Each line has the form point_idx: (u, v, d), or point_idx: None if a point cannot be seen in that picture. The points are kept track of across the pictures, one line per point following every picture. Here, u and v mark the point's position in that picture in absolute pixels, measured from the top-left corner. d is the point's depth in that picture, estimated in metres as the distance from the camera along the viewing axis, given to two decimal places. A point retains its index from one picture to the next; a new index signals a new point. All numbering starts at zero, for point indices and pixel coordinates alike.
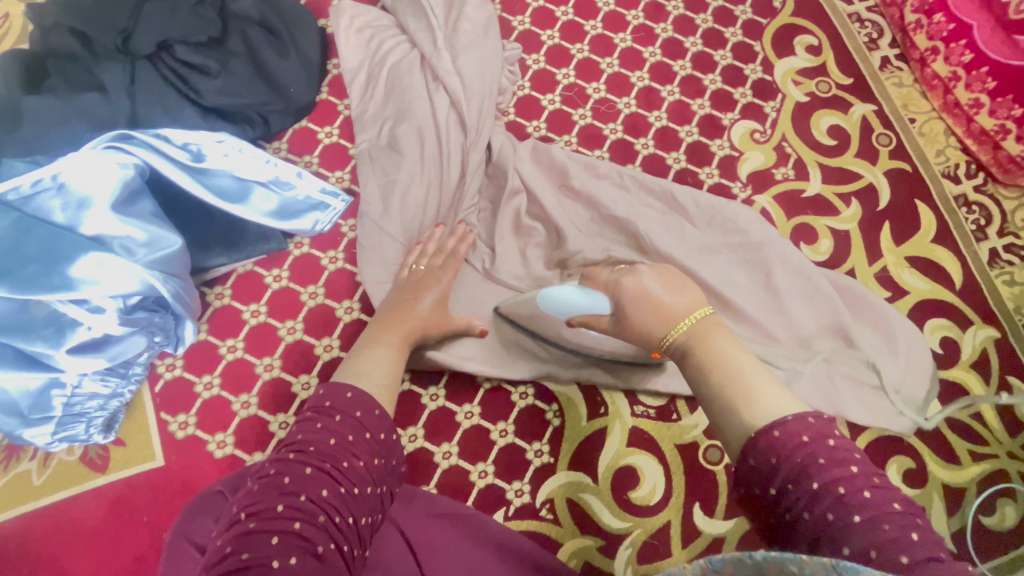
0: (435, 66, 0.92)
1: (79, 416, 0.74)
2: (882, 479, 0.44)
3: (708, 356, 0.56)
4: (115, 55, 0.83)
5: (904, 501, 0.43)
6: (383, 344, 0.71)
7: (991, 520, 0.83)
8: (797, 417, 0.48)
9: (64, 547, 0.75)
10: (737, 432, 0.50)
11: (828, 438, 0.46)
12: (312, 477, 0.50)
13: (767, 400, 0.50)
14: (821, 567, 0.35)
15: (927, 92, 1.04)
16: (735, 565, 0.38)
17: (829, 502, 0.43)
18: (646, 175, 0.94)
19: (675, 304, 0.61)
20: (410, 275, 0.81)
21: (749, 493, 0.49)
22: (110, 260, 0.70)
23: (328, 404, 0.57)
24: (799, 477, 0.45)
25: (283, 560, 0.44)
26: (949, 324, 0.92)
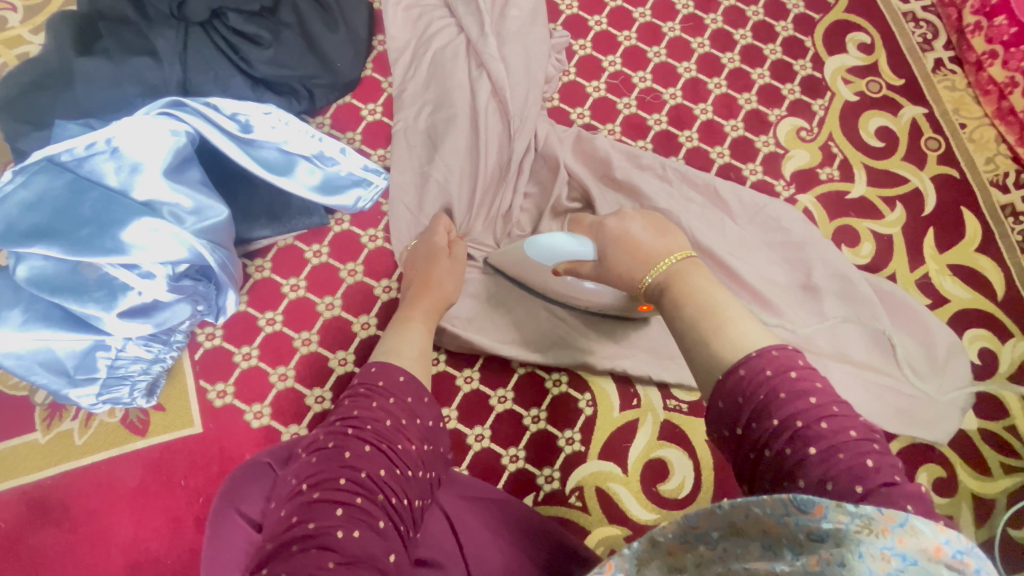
0: (480, 52, 0.90)
1: (123, 378, 0.75)
2: (841, 407, 0.44)
3: (685, 292, 0.55)
4: (168, 21, 0.82)
5: (861, 428, 0.43)
6: (416, 320, 0.71)
7: (1020, 534, 0.83)
8: (760, 352, 0.46)
9: (103, 506, 0.76)
10: (708, 369, 0.49)
11: (791, 370, 0.45)
12: (370, 455, 0.52)
13: (736, 331, 0.49)
14: (780, 505, 0.37)
15: (980, 97, 1.02)
16: (707, 518, 0.39)
17: (787, 437, 0.43)
18: (688, 168, 0.93)
19: (655, 246, 0.61)
20: (425, 245, 0.81)
21: (717, 435, 0.48)
22: (161, 226, 0.70)
23: (382, 383, 0.58)
24: (762, 414, 0.44)
25: (346, 531, 0.46)
26: (989, 335, 0.91)
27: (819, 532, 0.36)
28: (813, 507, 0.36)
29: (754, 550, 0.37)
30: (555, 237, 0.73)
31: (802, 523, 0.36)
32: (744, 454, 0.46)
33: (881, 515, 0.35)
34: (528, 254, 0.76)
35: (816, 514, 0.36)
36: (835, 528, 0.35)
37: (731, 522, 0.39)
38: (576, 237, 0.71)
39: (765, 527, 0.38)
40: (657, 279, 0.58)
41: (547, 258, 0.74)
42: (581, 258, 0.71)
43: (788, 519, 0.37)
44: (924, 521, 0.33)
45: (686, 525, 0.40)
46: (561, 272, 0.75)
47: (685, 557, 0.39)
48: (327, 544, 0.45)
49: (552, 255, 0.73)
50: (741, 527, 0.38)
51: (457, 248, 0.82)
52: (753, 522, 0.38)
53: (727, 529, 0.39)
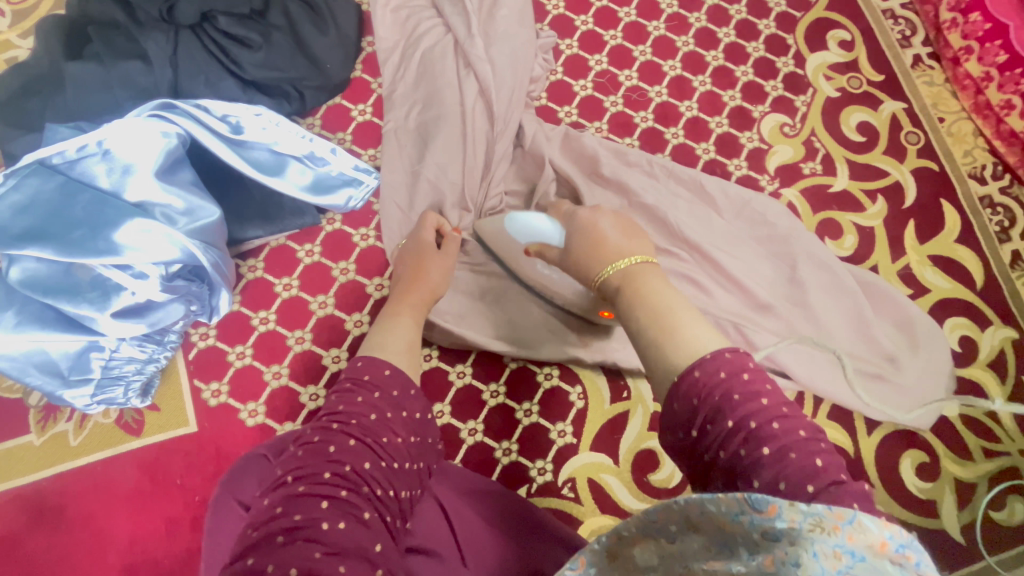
0: (467, 52, 0.91)
1: (117, 378, 0.76)
2: (790, 408, 0.46)
3: (641, 295, 0.57)
4: (158, 24, 0.83)
5: (809, 428, 0.45)
6: (404, 315, 0.72)
7: (1000, 515, 0.85)
8: (712, 354, 0.48)
9: (100, 507, 0.77)
10: (663, 372, 0.50)
11: (742, 372, 0.47)
12: (355, 448, 0.53)
13: (689, 334, 0.51)
14: (735, 503, 0.39)
15: (957, 92, 1.04)
16: (666, 512, 0.41)
17: (742, 439, 0.44)
18: (675, 165, 0.95)
19: (620, 246, 0.65)
20: (413, 243, 0.82)
21: (671, 437, 0.50)
22: (154, 227, 0.71)
23: (368, 377, 0.59)
24: (716, 416, 0.46)
25: (332, 522, 0.46)
26: (968, 323, 0.94)
27: (773, 531, 0.38)
28: (766, 505, 0.38)
29: (709, 547, 0.39)
30: (532, 216, 0.79)
31: (756, 521, 0.38)
32: (699, 456, 0.48)
33: (831, 513, 0.37)
34: (506, 229, 0.82)
35: (769, 513, 0.38)
36: (788, 526, 0.37)
37: (688, 518, 0.40)
38: (549, 220, 0.77)
39: (721, 524, 0.39)
40: (614, 277, 0.61)
41: (521, 236, 0.80)
42: (550, 242, 0.76)
43: (743, 517, 0.39)
44: (870, 518, 0.36)
45: (647, 519, 0.41)
46: (532, 254, 0.80)
47: (647, 548, 0.41)
48: (314, 536, 0.45)
49: (526, 234, 0.79)
50: (698, 524, 0.40)
51: (448, 243, 0.83)
52: (709, 519, 0.40)
53: (685, 524, 0.41)
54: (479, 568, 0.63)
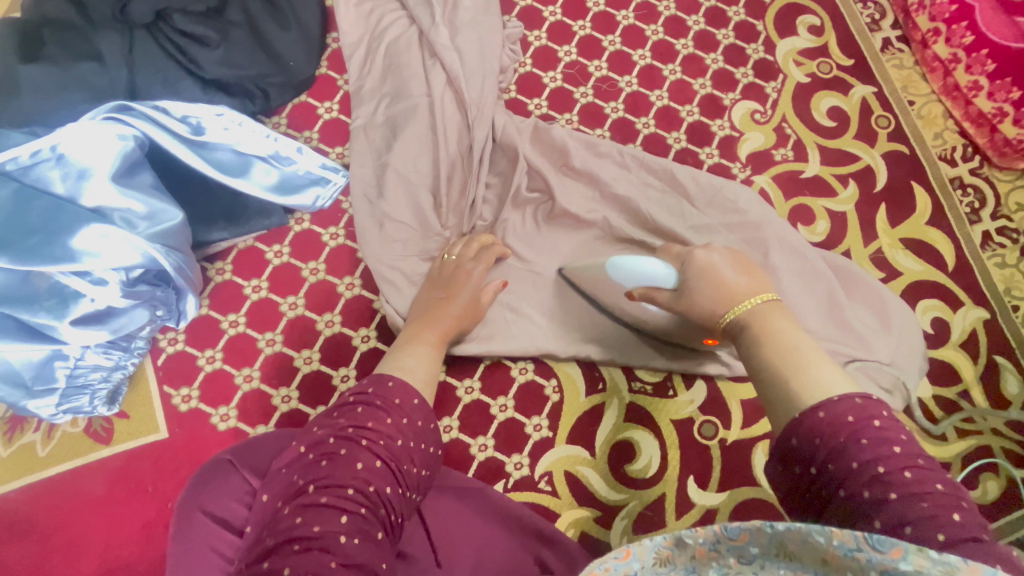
0: (433, 42, 0.90)
1: (83, 387, 0.75)
2: (928, 460, 0.43)
3: (768, 334, 0.57)
4: (112, 24, 0.81)
5: (948, 482, 0.42)
6: (424, 342, 0.73)
7: (974, 493, 0.86)
8: (840, 397, 0.47)
9: (71, 517, 0.76)
10: (784, 406, 0.50)
11: (874, 419, 0.46)
12: (380, 471, 0.53)
13: (818, 376, 0.50)
14: (852, 539, 0.36)
15: (927, 75, 1.05)
16: (754, 534, 0.39)
17: (866, 480, 0.43)
18: (646, 154, 0.94)
19: (740, 286, 0.63)
20: (440, 266, 0.82)
21: (785, 466, 0.49)
22: (112, 232, 0.70)
23: (398, 401, 0.59)
24: (839, 455, 0.45)
25: (349, 537, 0.46)
26: (940, 305, 0.94)
27: (894, 572, 0.34)
28: (889, 547, 0.35)
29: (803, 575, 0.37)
30: (644, 258, 0.72)
31: (876, 560, 0.35)
32: (814, 492, 0.47)
33: (967, 566, 0.32)
34: (610, 268, 0.75)
35: (893, 555, 0.34)
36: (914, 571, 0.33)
37: (781, 543, 0.38)
38: (666, 265, 0.71)
39: (826, 557, 0.37)
40: (737, 317, 0.61)
41: (629, 279, 0.74)
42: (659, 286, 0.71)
43: (859, 554, 0.35)
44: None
45: (725, 537, 0.39)
46: (635, 297, 0.75)
47: (711, 564, 0.40)
48: (329, 547, 0.45)
49: (634, 278, 0.73)
50: (794, 551, 0.38)
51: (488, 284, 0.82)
52: (810, 549, 0.37)
53: (776, 549, 0.38)
54: (454, 567, 0.63)
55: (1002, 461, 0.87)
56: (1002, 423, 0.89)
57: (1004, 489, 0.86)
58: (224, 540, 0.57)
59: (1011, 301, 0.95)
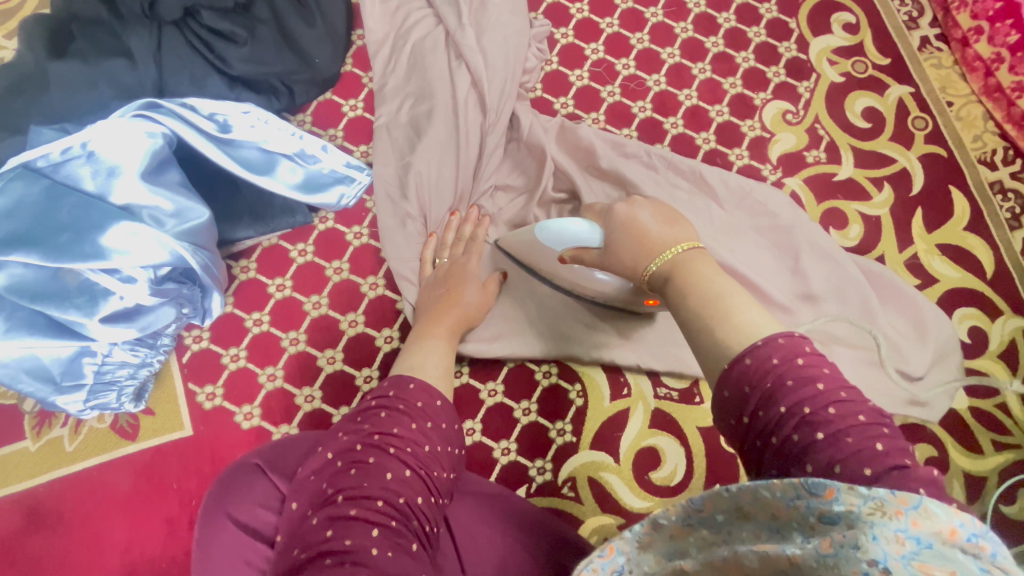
0: (459, 43, 0.89)
1: (110, 383, 0.75)
2: (850, 392, 0.41)
3: (692, 282, 0.51)
4: (141, 20, 0.81)
5: (870, 412, 0.40)
6: (435, 337, 0.72)
7: (1012, 510, 0.83)
8: (765, 339, 0.43)
9: (97, 510, 0.76)
10: (710, 354, 0.46)
11: (797, 357, 0.42)
12: (410, 480, 0.52)
13: (742, 317, 0.46)
14: (791, 487, 0.34)
15: (966, 74, 1.01)
16: (714, 501, 0.37)
17: (795, 423, 0.40)
18: (674, 155, 0.92)
19: (664, 235, 0.58)
20: (438, 270, 0.81)
21: (720, 422, 0.45)
22: (141, 230, 0.70)
23: (421, 405, 0.59)
24: (769, 401, 0.41)
25: (381, 550, 0.45)
26: (978, 314, 0.91)
27: (830, 514, 0.33)
28: (824, 489, 0.33)
29: (760, 534, 0.35)
30: (567, 221, 0.72)
31: (813, 505, 0.33)
32: (750, 443, 0.43)
33: (894, 497, 0.31)
34: (539, 237, 0.76)
35: (827, 497, 0.33)
36: (847, 510, 0.32)
37: (739, 506, 0.36)
38: (588, 223, 0.70)
39: (775, 511, 0.35)
40: (662, 268, 0.55)
41: (557, 243, 0.73)
42: (588, 245, 0.69)
43: (799, 502, 0.34)
44: (938, 503, 0.30)
45: (691, 509, 0.38)
46: (568, 260, 0.74)
47: (689, 540, 0.38)
48: (361, 560, 0.44)
49: (562, 240, 0.72)
50: (748, 511, 0.36)
51: (490, 283, 0.82)
52: (762, 506, 0.36)
53: (734, 512, 0.37)
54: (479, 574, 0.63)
55: None
56: None
57: None
58: (252, 548, 0.57)
59: None
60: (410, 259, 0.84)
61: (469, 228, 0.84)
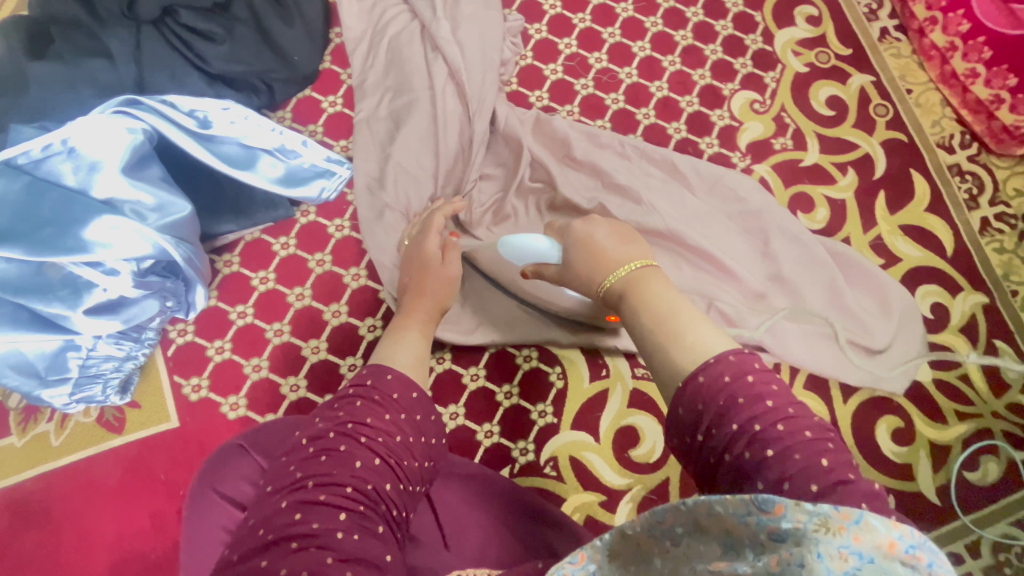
0: (435, 36, 0.91)
1: (96, 376, 0.76)
2: (797, 408, 0.43)
3: (645, 302, 0.54)
4: (120, 21, 0.83)
5: (816, 427, 0.43)
6: (410, 327, 0.70)
7: (975, 476, 0.87)
8: (718, 358, 0.46)
9: (85, 504, 0.77)
10: (667, 376, 0.48)
11: (747, 374, 0.44)
12: (379, 468, 0.53)
13: (693, 337, 0.48)
14: (742, 504, 0.36)
15: (924, 63, 1.05)
16: (674, 514, 0.38)
17: (746, 441, 0.42)
18: (647, 145, 0.95)
19: (618, 253, 0.61)
20: (423, 253, 0.79)
21: (676, 439, 0.48)
22: (123, 223, 0.71)
23: (397, 396, 0.58)
24: (721, 420, 0.44)
25: (347, 534, 0.47)
26: (940, 291, 0.95)
27: (778, 532, 0.35)
28: (774, 506, 0.36)
29: (714, 550, 0.37)
30: (528, 237, 0.75)
31: (765, 522, 0.36)
32: (704, 459, 0.46)
33: (838, 512, 0.35)
34: (502, 253, 0.80)
35: (776, 514, 0.35)
36: (794, 527, 0.35)
37: (696, 520, 0.38)
38: (547, 239, 0.74)
39: (728, 527, 0.37)
40: (616, 284, 0.58)
41: (518, 258, 0.77)
42: (546, 260, 0.73)
43: (750, 518, 0.36)
44: (878, 517, 0.34)
45: (653, 521, 0.39)
46: (529, 275, 0.77)
47: (653, 552, 0.39)
48: (327, 544, 0.46)
49: (523, 256, 0.76)
50: (704, 525, 0.38)
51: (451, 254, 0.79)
52: (716, 521, 0.37)
53: (692, 525, 0.38)
54: (463, 552, 0.65)
55: (1002, 444, 0.88)
56: (1002, 407, 0.90)
57: (1004, 471, 0.87)
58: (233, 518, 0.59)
59: (1010, 286, 0.95)
60: (393, 250, 0.86)
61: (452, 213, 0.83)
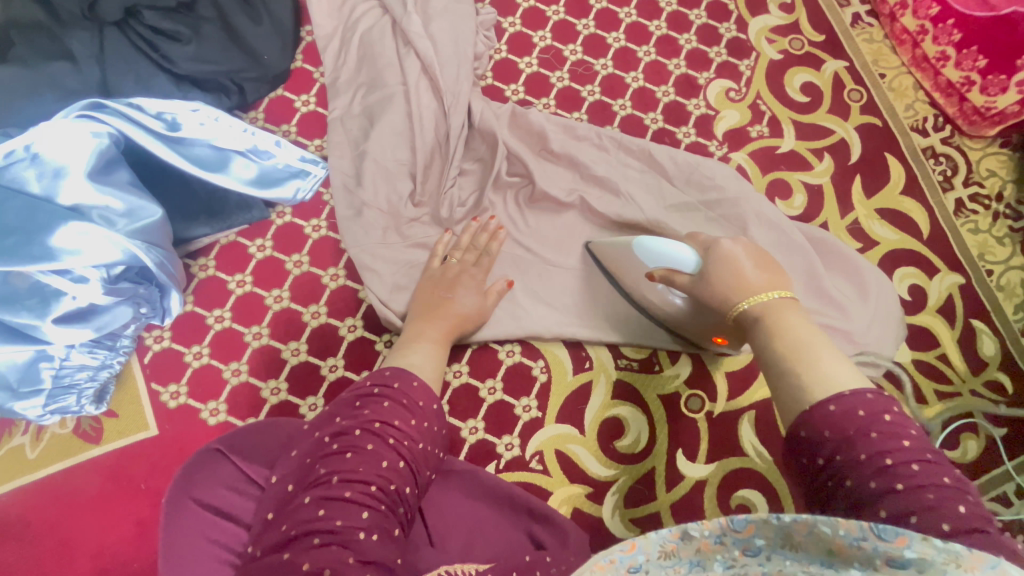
0: (406, 30, 0.90)
1: (70, 387, 0.75)
2: (935, 455, 0.44)
3: (779, 328, 0.55)
4: (81, 22, 0.81)
5: (954, 477, 0.43)
6: (426, 339, 0.74)
7: (954, 454, 0.88)
8: (851, 393, 0.47)
9: (64, 517, 0.76)
10: (793, 397, 0.50)
11: (885, 414, 0.46)
12: (402, 471, 0.54)
13: (828, 370, 0.50)
14: (857, 528, 0.36)
15: (896, 48, 1.06)
16: (759, 526, 0.37)
17: (873, 472, 0.43)
18: (623, 135, 0.95)
19: (759, 281, 0.60)
20: (441, 268, 0.83)
21: (792, 460, 0.49)
22: (92, 230, 0.70)
23: (421, 404, 0.60)
24: (847, 446, 0.45)
25: (369, 533, 0.47)
26: (917, 272, 0.96)
27: (899, 559, 0.35)
28: (895, 536, 0.35)
29: (808, 565, 0.36)
30: (670, 242, 0.73)
31: (881, 549, 0.35)
32: (818, 484, 0.47)
33: (971, 555, 0.33)
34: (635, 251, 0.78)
35: (898, 543, 0.35)
36: (918, 557, 0.34)
37: (788, 535, 0.37)
38: (691, 250, 0.71)
39: (833, 547, 0.36)
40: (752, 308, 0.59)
41: (650, 260, 0.76)
42: (680, 268, 0.71)
43: (865, 543, 0.35)
44: (1015, 568, 0.32)
45: (731, 529, 0.38)
46: (657, 278, 0.76)
47: (715, 558, 0.38)
48: (349, 541, 0.46)
49: (657, 259, 0.74)
50: (799, 543, 0.37)
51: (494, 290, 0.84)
52: (815, 539, 0.37)
53: (782, 541, 0.37)
54: (447, 547, 0.64)
55: (980, 421, 0.89)
56: (980, 384, 0.91)
57: (983, 449, 0.88)
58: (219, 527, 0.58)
59: (986, 266, 0.97)
60: (373, 248, 0.85)
61: (484, 237, 0.86)
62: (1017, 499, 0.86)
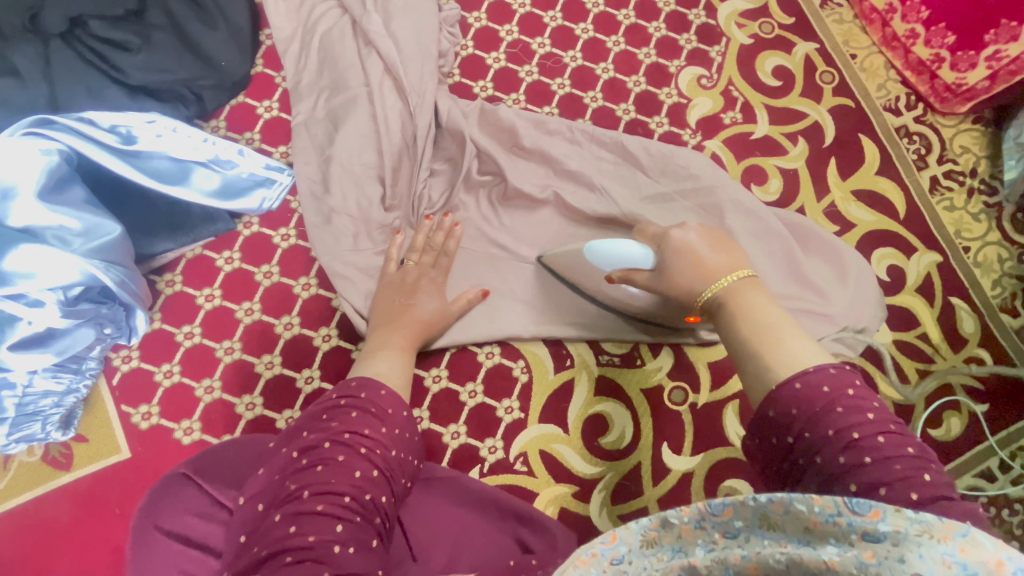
0: (367, 30, 0.88)
1: (34, 414, 0.73)
2: (898, 424, 0.44)
3: (743, 309, 0.54)
4: (23, 35, 0.78)
5: (918, 446, 0.43)
6: (391, 348, 0.73)
7: (938, 433, 0.88)
8: (815, 369, 0.47)
9: (37, 547, 0.74)
10: (758, 378, 0.49)
11: (848, 388, 0.46)
12: (377, 480, 0.53)
13: (794, 349, 0.49)
14: (831, 504, 0.35)
15: (866, 27, 1.06)
16: (736, 507, 0.37)
17: (840, 447, 0.43)
18: (596, 128, 0.93)
19: (718, 262, 0.59)
20: (399, 273, 0.81)
21: (759, 441, 0.49)
22: (43, 251, 0.68)
23: (390, 410, 0.58)
24: (815, 424, 0.45)
25: (344, 546, 0.46)
26: (895, 253, 0.96)
27: (873, 533, 0.34)
28: (868, 509, 0.34)
29: (784, 541, 0.35)
30: (619, 242, 0.72)
31: (855, 523, 0.34)
32: (789, 463, 0.47)
33: (942, 523, 0.33)
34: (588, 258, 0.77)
35: (872, 517, 0.34)
36: (893, 530, 0.33)
37: (765, 515, 0.37)
38: (641, 246, 0.70)
39: (809, 525, 0.35)
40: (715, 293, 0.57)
41: (607, 263, 0.74)
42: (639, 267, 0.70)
43: (840, 519, 0.35)
44: (986, 536, 0.31)
45: (709, 513, 0.37)
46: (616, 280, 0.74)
47: (696, 542, 0.37)
48: (323, 557, 0.44)
49: (612, 261, 0.73)
50: (777, 523, 0.36)
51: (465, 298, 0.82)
52: (793, 518, 0.36)
53: (759, 522, 0.37)
54: (431, 560, 0.62)
55: (962, 398, 0.90)
56: (960, 361, 0.92)
57: (966, 426, 0.89)
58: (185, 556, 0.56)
59: (962, 243, 0.97)
60: (344, 255, 0.83)
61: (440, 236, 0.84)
62: (1001, 474, 0.87)
